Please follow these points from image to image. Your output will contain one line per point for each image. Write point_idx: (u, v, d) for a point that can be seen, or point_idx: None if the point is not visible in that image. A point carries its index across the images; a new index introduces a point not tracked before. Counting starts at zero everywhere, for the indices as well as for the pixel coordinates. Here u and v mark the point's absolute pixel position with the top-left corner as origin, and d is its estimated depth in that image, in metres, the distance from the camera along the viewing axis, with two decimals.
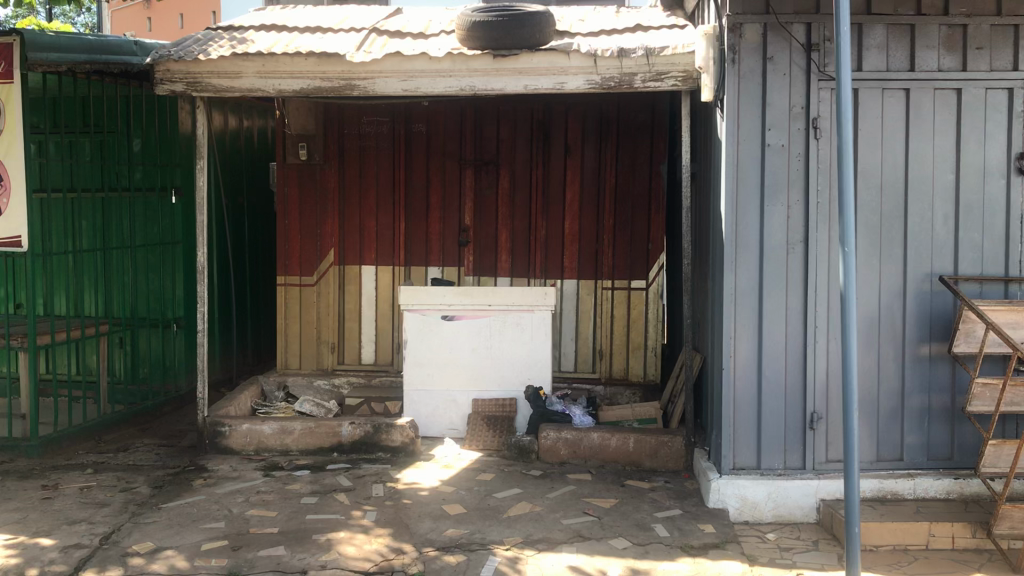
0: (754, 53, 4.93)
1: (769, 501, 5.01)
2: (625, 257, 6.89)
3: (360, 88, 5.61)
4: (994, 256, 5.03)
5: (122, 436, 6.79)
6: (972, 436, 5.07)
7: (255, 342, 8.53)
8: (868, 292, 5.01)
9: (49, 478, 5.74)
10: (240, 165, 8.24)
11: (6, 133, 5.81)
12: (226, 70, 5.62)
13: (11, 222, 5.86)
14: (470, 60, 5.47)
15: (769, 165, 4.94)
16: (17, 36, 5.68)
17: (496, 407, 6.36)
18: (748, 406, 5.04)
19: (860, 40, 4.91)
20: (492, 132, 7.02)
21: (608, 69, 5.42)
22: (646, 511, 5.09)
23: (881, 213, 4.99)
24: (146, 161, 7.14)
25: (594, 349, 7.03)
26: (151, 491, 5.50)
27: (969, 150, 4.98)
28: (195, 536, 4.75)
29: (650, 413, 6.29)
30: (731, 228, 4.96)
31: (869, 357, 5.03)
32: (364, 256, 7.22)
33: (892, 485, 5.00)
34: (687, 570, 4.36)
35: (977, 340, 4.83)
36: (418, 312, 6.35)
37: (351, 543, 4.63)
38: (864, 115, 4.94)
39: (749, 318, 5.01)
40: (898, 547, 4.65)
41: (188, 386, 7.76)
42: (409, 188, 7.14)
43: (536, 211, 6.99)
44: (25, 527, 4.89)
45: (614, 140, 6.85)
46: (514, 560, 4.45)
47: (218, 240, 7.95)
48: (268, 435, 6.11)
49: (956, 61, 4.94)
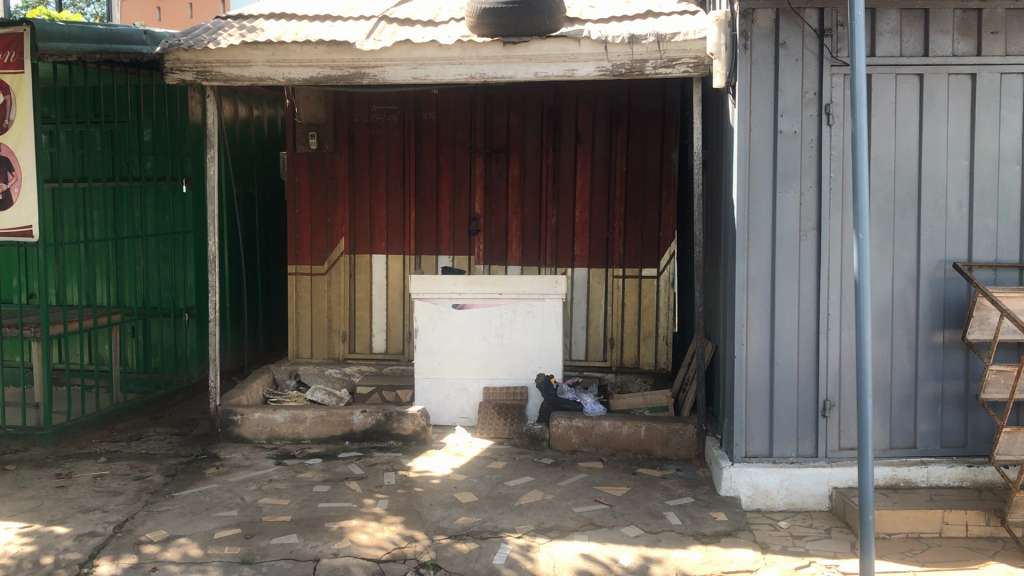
0: (766, 39, 4.89)
1: (780, 488, 4.99)
2: (636, 245, 6.87)
3: (370, 76, 5.59)
4: (1008, 242, 4.98)
5: (134, 425, 6.82)
6: (986, 424, 5.05)
7: (266, 332, 8.63)
8: (880, 279, 4.98)
9: (63, 467, 5.78)
10: (251, 155, 8.28)
11: (15, 124, 5.81)
12: (236, 59, 5.62)
13: (22, 212, 5.87)
14: (480, 47, 5.44)
15: (781, 151, 4.91)
16: (27, 26, 5.70)
17: (508, 395, 6.37)
18: (761, 393, 5.03)
19: (874, 25, 4.86)
20: (502, 120, 7.00)
21: (619, 56, 5.39)
22: (657, 499, 5.09)
23: (893, 199, 4.95)
24: (155, 151, 7.20)
25: (605, 337, 7.02)
26: (164, 479, 5.53)
27: (983, 135, 4.93)
28: (208, 524, 4.76)
29: (661, 401, 6.27)
30: (743, 216, 4.94)
31: (882, 344, 5.00)
32: (375, 245, 7.23)
33: (905, 473, 4.98)
34: (699, 558, 4.35)
35: (991, 327, 4.79)
36: (429, 301, 6.35)
37: (364, 531, 4.65)
38: (877, 101, 4.90)
39: (762, 307, 4.99)
40: (911, 535, 4.64)
41: (200, 375, 7.77)
42: (419, 176, 7.13)
43: (546, 199, 6.97)
44: (39, 516, 4.92)
45: (624, 127, 6.81)
46: (526, 548, 4.46)
47: (230, 229, 7.94)
48: (280, 423, 6.14)
49: (971, 46, 4.89)
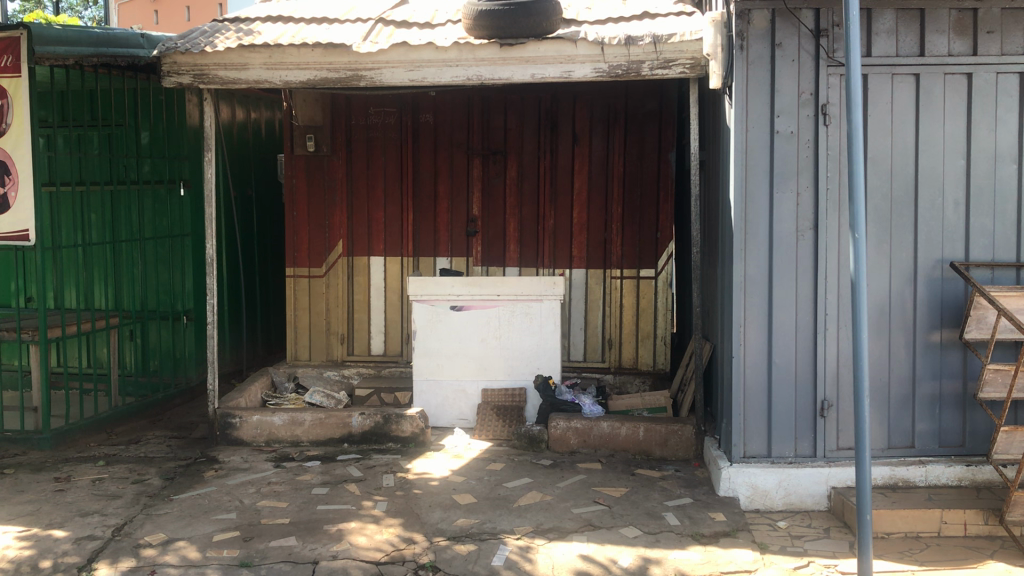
0: (762, 40, 4.90)
1: (780, 488, 4.99)
2: (634, 246, 6.88)
3: (366, 79, 5.60)
4: (1006, 240, 4.99)
5: (133, 428, 6.81)
6: (984, 423, 5.05)
7: (266, 335, 8.65)
8: (878, 279, 4.98)
9: (62, 471, 5.77)
10: (248, 158, 8.30)
11: (12, 127, 5.81)
12: (232, 62, 5.63)
13: (19, 216, 5.86)
14: (477, 49, 5.45)
15: (778, 150, 4.92)
16: (24, 30, 5.68)
17: (507, 397, 6.36)
18: (759, 393, 5.04)
19: (871, 25, 4.86)
20: (500, 123, 7.01)
21: (616, 57, 5.40)
22: (656, 500, 5.09)
23: (891, 199, 4.96)
24: (152, 154, 7.27)
25: (604, 338, 7.03)
26: (163, 483, 5.52)
27: (980, 134, 4.94)
28: (207, 527, 4.76)
29: (660, 402, 6.27)
30: (741, 216, 4.95)
31: (880, 344, 5.01)
32: (373, 247, 7.23)
33: (904, 473, 4.98)
34: (698, 558, 4.36)
35: (988, 326, 4.79)
36: (428, 303, 6.35)
37: (362, 534, 4.65)
38: (874, 100, 4.91)
39: (760, 306, 5.00)
40: (910, 535, 4.64)
41: (199, 378, 7.78)
42: (417, 178, 7.13)
43: (544, 201, 6.97)
44: (38, 520, 4.92)
45: (621, 128, 6.83)
46: (525, 549, 4.46)
47: (229, 233, 7.95)
48: (279, 426, 6.13)
49: (967, 45, 4.90)
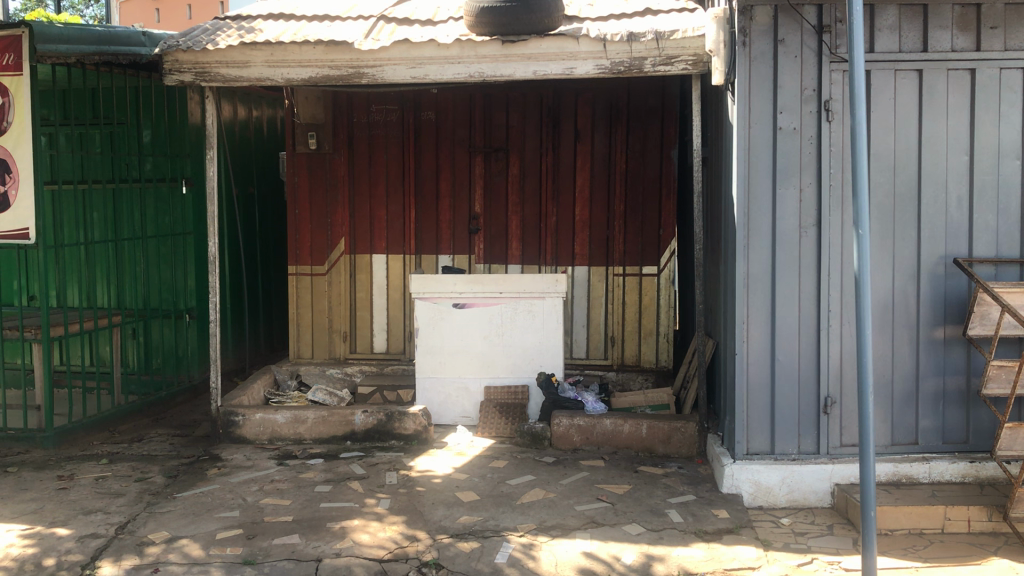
0: (764, 36, 4.88)
1: (783, 485, 4.99)
2: (637, 243, 6.86)
3: (368, 76, 5.59)
4: (1009, 237, 4.98)
5: (135, 427, 6.81)
6: (988, 420, 5.04)
7: (267, 333, 8.65)
8: (881, 274, 4.98)
9: (65, 469, 5.78)
10: (250, 156, 8.29)
11: (13, 125, 5.81)
12: (234, 60, 5.62)
13: (20, 214, 5.86)
14: (478, 46, 5.44)
15: (780, 147, 4.91)
16: (26, 28, 5.70)
17: (508, 394, 6.37)
18: (762, 390, 5.03)
19: (872, 21, 4.86)
20: (502, 119, 7.00)
21: (617, 54, 5.39)
22: (659, 497, 5.09)
23: (894, 195, 4.95)
24: (154, 152, 7.27)
25: (606, 336, 7.02)
26: (166, 480, 5.53)
27: (982, 131, 4.92)
28: (210, 524, 4.77)
29: (662, 400, 6.28)
30: (743, 212, 4.93)
31: (883, 340, 5.00)
32: (375, 244, 7.23)
33: (907, 469, 4.98)
34: (701, 555, 4.35)
35: (992, 322, 4.77)
36: (430, 300, 6.34)
37: (366, 531, 4.65)
38: (876, 96, 4.89)
39: (762, 303, 4.99)
40: (913, 531, 4.64)
41: (201, 376, 7.78)
42: (419, 175, 7.13)
43: (546, 199, 6.97)
44: (41, 517, 4.93)
45: (624, 126, 6.81)
46: (529, 547, 4.46)
47: (230, 232, 7.95)
48: (281, 424, 6.13)
49: (970, 41, 4.88)
